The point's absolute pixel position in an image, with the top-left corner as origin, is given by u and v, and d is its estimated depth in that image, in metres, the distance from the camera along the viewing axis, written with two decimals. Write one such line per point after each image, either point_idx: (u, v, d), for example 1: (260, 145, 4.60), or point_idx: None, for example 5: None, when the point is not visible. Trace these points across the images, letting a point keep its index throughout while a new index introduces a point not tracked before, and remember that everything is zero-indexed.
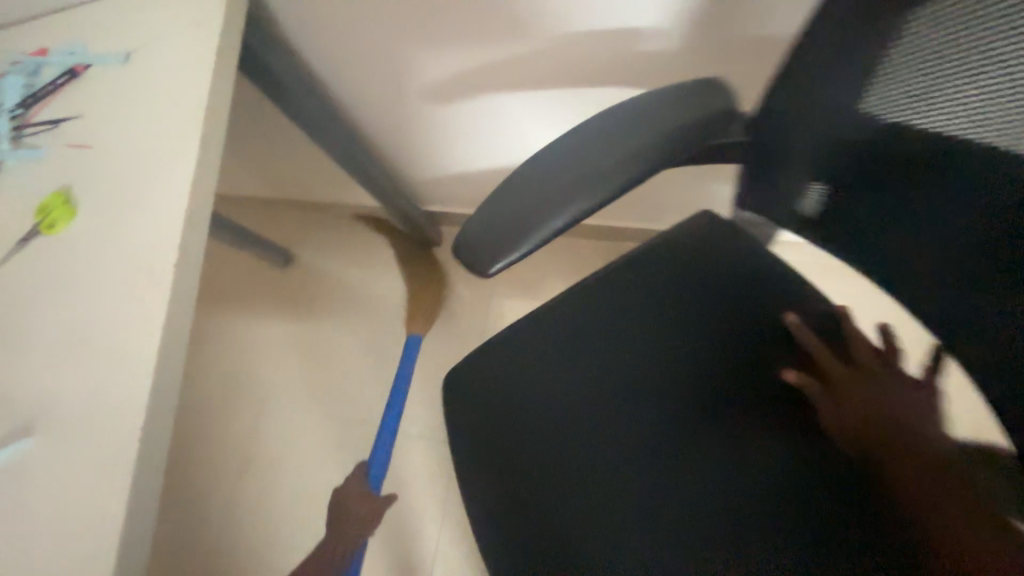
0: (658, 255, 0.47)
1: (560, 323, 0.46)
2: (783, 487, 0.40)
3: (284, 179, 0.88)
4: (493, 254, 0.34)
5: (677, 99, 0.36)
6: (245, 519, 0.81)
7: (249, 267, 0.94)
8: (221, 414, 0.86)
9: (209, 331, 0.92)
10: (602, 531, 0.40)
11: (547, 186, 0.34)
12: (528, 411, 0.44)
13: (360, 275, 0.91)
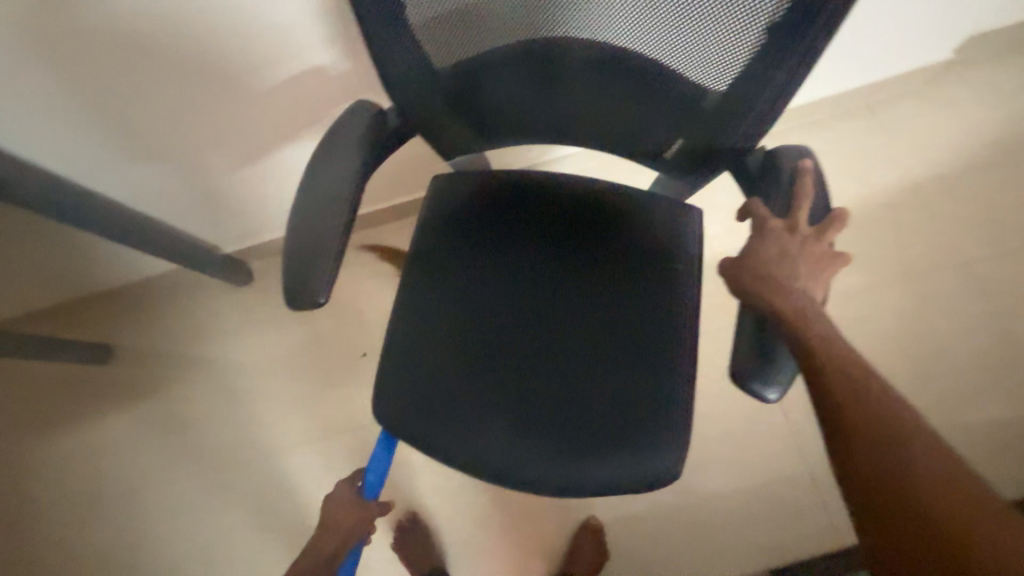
0: (463, 261, 0.69)
1: (450, 359, 0.66)
2: (636, 353, 0.65)
3: (79, 283, 1.20)
4: (315, 286, 0.54)
5: (346, 128, 0.61)
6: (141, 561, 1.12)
7: (75, 371, 1.24)
8: (102, 491, 1.16)
9: (75, 424, 1.20)
10: (598, 436, 0.62)
11: (321, 218, 0.55)
12: (491, 424, 0.64)
13: (181, 342, 1.24)
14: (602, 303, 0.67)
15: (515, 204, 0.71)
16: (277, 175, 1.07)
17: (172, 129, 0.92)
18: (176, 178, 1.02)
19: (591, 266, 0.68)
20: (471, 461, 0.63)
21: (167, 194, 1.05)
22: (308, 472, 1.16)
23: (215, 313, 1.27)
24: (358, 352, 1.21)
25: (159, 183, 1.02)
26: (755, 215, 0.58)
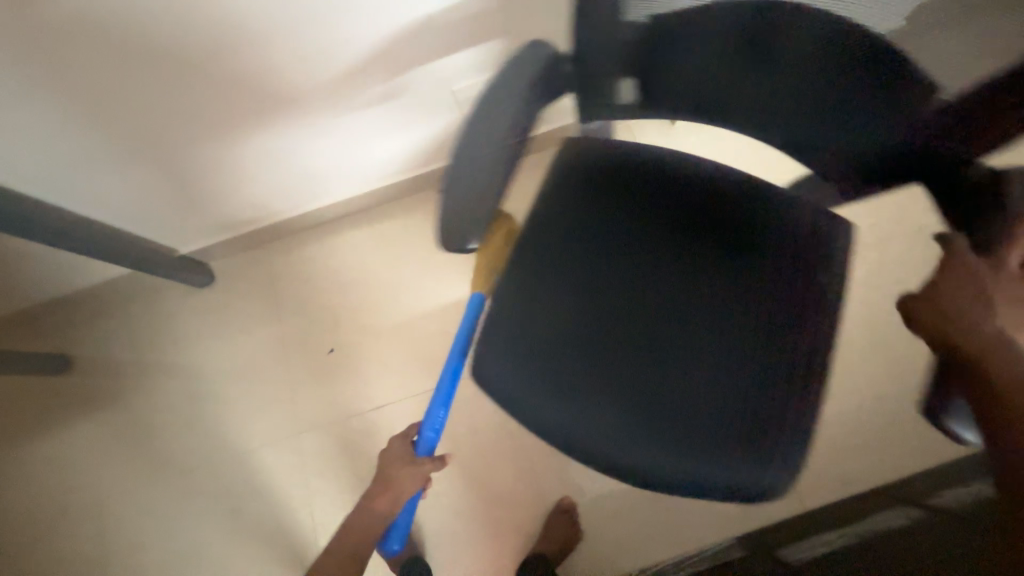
0: (605, 249, 0.70)
1: (583, 338, 0.67)
2: (769, 357, 0.65)
3: (27, 292, 1.12)
4: (467, 237, 0.55)
5: (513, 72, 0.60)
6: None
7: (31, 386, 1.18)
8: (62, 509, 1.11)
9: (34, 440, 1.15)
10: (719, 440, 0.63)
11: (479, 170, 0.56)
12: (613, 411, 0.64)
13: (142, 348, 1.18)
14: (744, 303, 0.67)
15: (658, 197, 0.71)
16: (251, 168, 1.03)
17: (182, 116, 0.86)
18: (218, 152, 0.96)
19: (737, 263, 0.69)
20: (570, 442, 0.64)
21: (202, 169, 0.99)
22: (277, 473, 1.10)
23: (172, 315, 1.20)
24: (326, 347, 1.16)
25: (135, 174, 0.96)
26: (956, 251, 0.59)
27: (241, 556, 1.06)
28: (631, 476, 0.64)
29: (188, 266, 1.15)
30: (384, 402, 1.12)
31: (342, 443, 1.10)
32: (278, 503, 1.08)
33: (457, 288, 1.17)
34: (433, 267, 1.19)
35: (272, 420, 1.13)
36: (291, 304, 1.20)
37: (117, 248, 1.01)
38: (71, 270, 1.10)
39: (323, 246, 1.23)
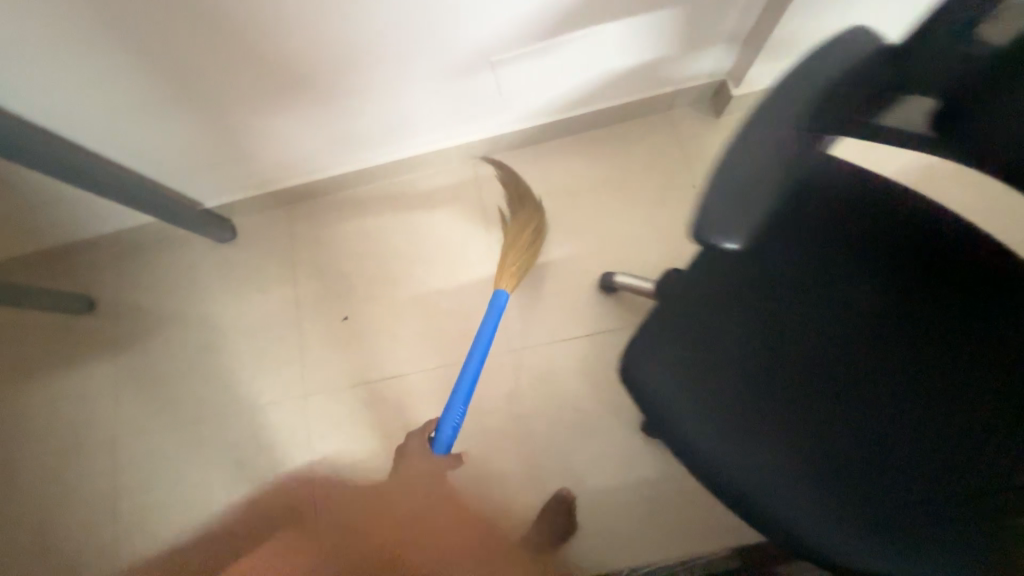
0: (823, 286, 0.63)
1: (768, 361, 0.61)
2: (978, 461, 0.55)
3: (57, 233, 1.14)
4: (730, 233, 0.47)
5: (820, 61, 0.55)
6: (108, 518, 1.10)
7: (56, 324, 1.21)
8: (77, 445, 1.15)
9: (55, 377, 1.19)
10: (895, 535, 0.53)
11: (760, 163, 0.50)
12: (776, 451, 0.57)
13: (163, 297, 1.20)
14: (975, 387, 0.58)
15: (900, 240, 0.63)
16: (301, 125, 1.01)
17: (277, 55, 0.83)
18: (316, 95, 0.94)
19: (978, 341, 0.59)
20: (725, 481, 0.57)
21: (286, 111, 0.97)
22: (282, 432, 1.12)
23: (193, 269, 1.21)
24: (341, 315, 1.17)
25: (198, 117, 0.94)
26: None
27: (241, 508, 1.09)
28: (786, 544, 0.55)
29: (211, 221, 1.16)
30: (391, 375, 1.12)
31: (348, 409, 1.11)
32: (281, 461, 1.10)
33: (475, 268, 1.15)
34: (452, 245, 1.17)
35: (282, 381, 1.14)
36: (309, 268, 1.20)
37: (146, 197, 1.01)
38: (99, 216, 1.12)
39: (345, 213, 1.22)
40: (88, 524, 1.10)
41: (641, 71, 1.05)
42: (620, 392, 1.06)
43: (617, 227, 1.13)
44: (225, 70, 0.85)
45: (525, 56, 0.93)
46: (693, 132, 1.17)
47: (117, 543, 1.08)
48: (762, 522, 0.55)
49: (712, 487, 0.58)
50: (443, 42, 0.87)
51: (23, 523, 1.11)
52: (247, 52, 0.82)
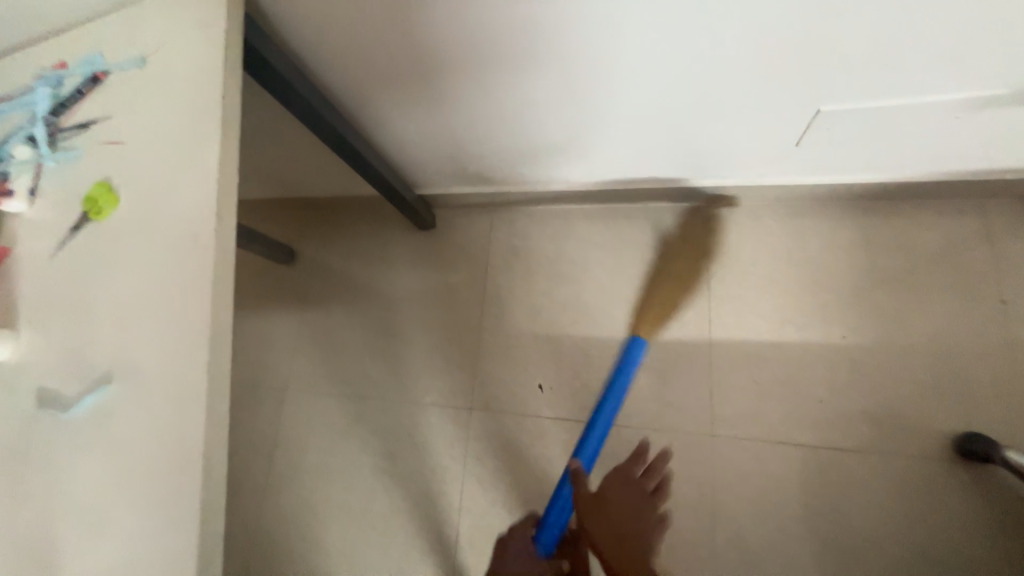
0: None
1: None
2: None
3: (284, 187, 1.20)
4: None
5: None
6: (265, 461, 1.16)
7: (259, 266, 1.30)
8: (252, 384, 1.22)
9: (248, 314, 1.27)
10: None
11: None
12: None
13: (357, 267, 1.24)
14: None
15: None
16: (562, 141, 0.92)
17: (599, 77, 0.73)
18: (611, 118, 0.83)
19: None
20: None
21: (568, 129, 0.88)
22: (440, 437, 1.09)
23: (388, 246, 1.23)
24: (522, 333, 1.10)
25: (474, 123, 0.89)
26: None
27: (385, 502, 1.07)
28: None
29: (421, 208, 1.15)
30: (564, 415, 1.03)
31: (510, 434, 1.05)
32: (432, 466, 1.07)
33: (682, 324, 1.01)
34: (661, 292, 1.05)
35: (449, 383, 1.11)
36: (501, 276, 1.15)
37: (384, 181, 1.01)
38: (329, 181, 1.15)
39: (549, 228, 1.15)
40: (246, 462, 1.16)
41: (992, 152, 0.81)
42: (839, 526, 0.87)
43: (874, 325, 0.93)
44: (542, 87, 0.77)
45: (957, 111, 0.71)
46: (1011, 233, 0.92)
47: (269, 488, 1.14)
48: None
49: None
50: (803, 85, 0.70)
51: None
52: (569, 70, 0.72)
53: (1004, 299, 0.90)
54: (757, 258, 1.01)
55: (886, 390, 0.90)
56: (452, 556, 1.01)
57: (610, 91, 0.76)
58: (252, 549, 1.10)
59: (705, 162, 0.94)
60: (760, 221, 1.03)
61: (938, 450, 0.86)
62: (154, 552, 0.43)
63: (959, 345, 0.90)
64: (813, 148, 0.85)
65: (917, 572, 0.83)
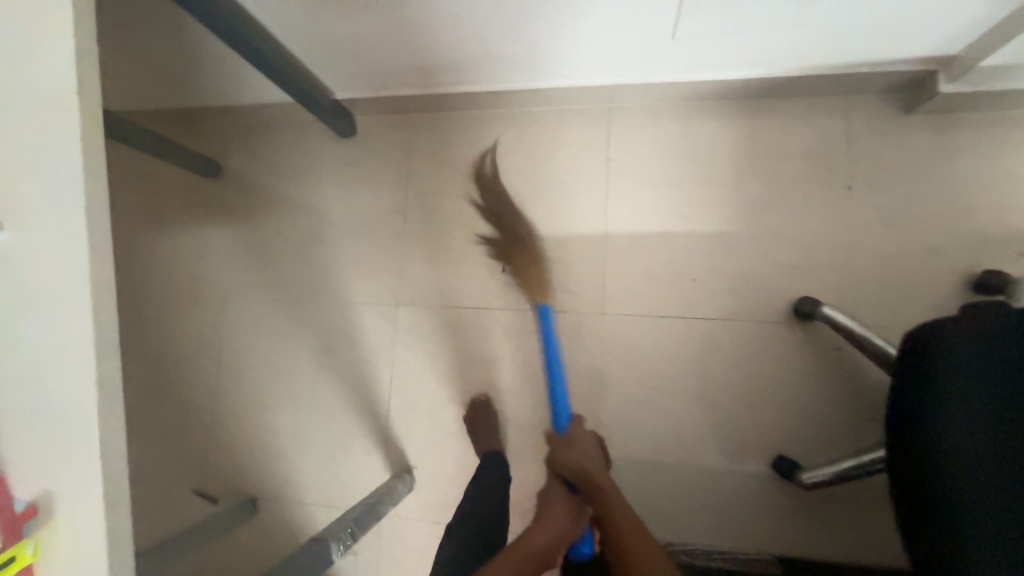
0: None
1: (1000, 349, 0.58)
2: None
3: (196, 97, 1.19)
4: None
5: None
6: (212, 363, 1.26)
7: (185, 182, 1.31)
8: (191, 294, 1.29)
9: (178, 230, 1.30)
10: (959, 481, 0.56)
11: None
12: (953, 383, 0.58)
13: (282, 179, 1.27)
14: None
15: None
16: (459, 36, 0.92)
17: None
18: (500, 12, 0.85)
19: None
20: (923, 419, 0.59)
21: (462, 24, 0.89)
22: (372, 331, 1.20)
23: (312, 157, 1.26)
24: (442, 235, 1.19)
25: (367, 19, 0.88)
26: None
27: (326, 388, 1.20)
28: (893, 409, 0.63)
29: (339, 115, 1.17)
30: (480, 305, 1.16)
31: (433, 325, 1.17)
32: (365, 357, 1.20)
33: (584, 220, 1.12)
34: (566, 192, 1.14)
35: (378, 284, 1.21)
36: (422, 183, 1.21)
37: (291, 83, 1.01)
38: (240, 86, 1.14)
39: (466, 134, 1.19)
40: (194, 365, 1.26)
41: (845, 44, 0.88)
42: (701, 381, 1.05)
43: (745, 214, 1.06)
44: None
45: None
46: (870, 126, 1.03)
47: (218, 386, 1.25)
48: (917, 474, 0.59)
49: (901, 394, 0.62)
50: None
51: (141, 351, 1.28)
52: None
53: (853, 186, 1.02)
54: (652, 156, 1.10)
55: (749, 269, 1.05)
56: (386, 428, 1.17)
57: None
58: (209, 437, 1.23)
59: (599, 58, 0.98)
60: (656, 122, 1.11)
61: (784, 315, 1.03)
62: (58, 377, 0.51)
63: (813, 228, 1.03)
64: (690, 43, 0.90)
65: (756, 410, 1.02)
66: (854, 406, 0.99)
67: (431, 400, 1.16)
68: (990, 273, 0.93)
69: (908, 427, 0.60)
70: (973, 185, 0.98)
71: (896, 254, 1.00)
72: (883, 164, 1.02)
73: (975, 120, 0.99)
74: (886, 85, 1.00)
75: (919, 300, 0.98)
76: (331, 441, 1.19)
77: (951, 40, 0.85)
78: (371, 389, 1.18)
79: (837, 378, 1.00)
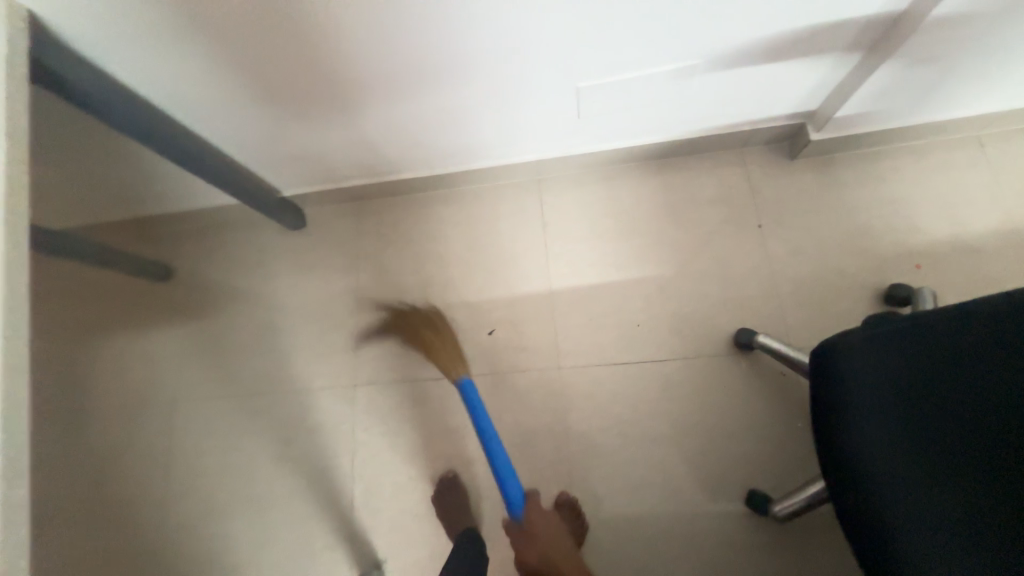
0: (959, 328, 0.61)
1: (892, 355, 0.62)
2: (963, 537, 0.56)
3: (145, 207, 1.23)
4: None
5: None
6: (158, 476, 1.17)
7: (133, 288, 1.31)
8: (136, 403, 1.23)
9: (124, 337, 1.27)
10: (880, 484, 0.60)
11: None
12: (859, 392, 0.62)
13: (234, 276, 1.29)
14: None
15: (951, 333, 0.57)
16: (392, 134, 1.02)
17: (397, 75, 0.84)
18: (424, 111, 0.95)
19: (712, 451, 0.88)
20: (842, 444, 0.63)
21: (392, 125, 0.99)
22: (331, 418, 1.17)
23: (263, 251, 1.29)
24: (396, 311, 1.21)
25: (306, 127, 0.97)
26: None
27: (284, 486, 1.13)
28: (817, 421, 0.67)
29: (288, 210, 1.23)
30: (439, 376, 1.16)
31: (393, 403, 1.16)
32: (324, 446, 1.15)
33: (529, 281, 1.18)
34: (510, 258, 1.20)
35: (334, 367, 1.20)
36: (373, 264, 1.25)
37: (238, 187, 1.07)
38: (189, 194, 1.19)
39: (412, 214, 1.27)
40: (138, 480, 1.17)
41: (724, 109, 1.03)
42: (663, 424, 1.06)
43: (674, 259, 1.14)
44: (351, 93, 0.87)
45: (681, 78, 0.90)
46: (764, 172, 1.17)
47: (164, 501, 1.15)
48: (848, 494, 0.62)
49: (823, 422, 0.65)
50: (561, 68, 0.85)
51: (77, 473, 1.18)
52: (367, 75, 0.83)
53: (762, 224, 1.14)
54: (583, 217, 1.20)
55: (687, 310, 1.11)
56: (350, 522, 1.10)
57: (413, 89, 0.88)
58: (152, 561, 1.11)
59: (521, 139, 1.09)
60: (582, 187, 1.22)
61: (727, 348, 1.08)
62: None
63: (736, 265, 1.12)
64: (596, 121, 1.03)
65: (720, 446, 1.03)
66: (809, 429, 1.02)
67: (396, 483, 1.11)
68: (894, 287, 1.02)
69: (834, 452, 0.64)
70: (861, 213, 1.11)
71: (813, 280, 1.09)
72: (783, 203, 1.14)
73: (849, 160, 1.15)
74: (770, 138, 1.15)
75: (843, 319, 1.06)
76: (291, 546, 1.10)
77: (807, 99, 1.01)
78: (333, 480, 1.12)
79: (788, 403, 1.04)
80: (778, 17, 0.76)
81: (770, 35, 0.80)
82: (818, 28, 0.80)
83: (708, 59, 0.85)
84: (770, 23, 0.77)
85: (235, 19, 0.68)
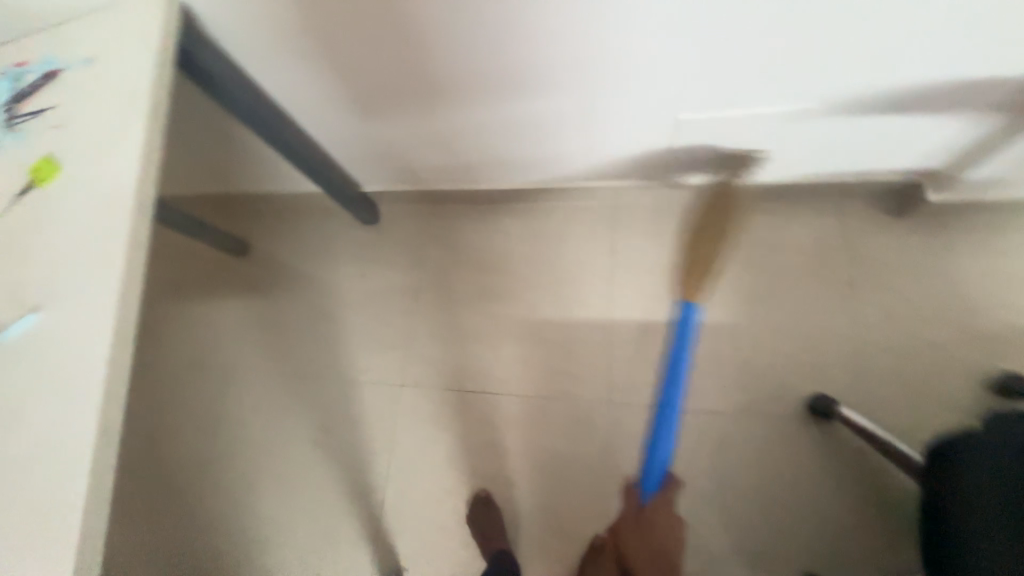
0: None
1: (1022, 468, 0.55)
2: None
3: (235, 185, 1.30)
4: None
5: None
6: (207, 440, 1.22)
7: (211, 258, 1.39)
8: (198, 367, 1.29)
9: (197, 303, 1.35)
10: None
11: None
12: (971, 503, 0.56)
13: (303, 260, 1.34)
14: None
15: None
16: (477, 143, 1.03)
17: (499, 86, 0.84)
18: (515, 123, 0.95)
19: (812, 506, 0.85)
20: (947, 546, 0.57)
21: (479, 134, 1.00)
22: (374, 413, 1.18)
23: (333, 240, 1.34)
24: (451, 317, 1.21)
25: (397, 128, 0.99)
26: None
27: (321, 473, 1.15)
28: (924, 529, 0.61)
29: (363, 204, 1.26)
30: (484, 390, 1.14)
31: (436, 409, 1.15)
32: (364, 440, 1.16)
33: (590, 308, 1.14)
34: (573, 280, 1.17)
35: (384, 363, 1.21)
36: (435, 267, 1.26)
37: (324, 177, 1.11)
38: (276, 178, 1.25)
39: (480, 224, 1.27)
40: (188, 441, 1.23)
41: (830, 157, 0.96)
42: (716, 481, 0.98)
43: (750, 307, 1.07)
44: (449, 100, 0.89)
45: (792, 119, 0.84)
46: (863, 227, 1.07)
47: (208, 465, 1.20)
48: None
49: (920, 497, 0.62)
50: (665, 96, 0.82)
51: (138, 424, 1.26)
52: (470, 83, 0.84)
53: (854, 283, 1.05)
54: (655, 249, 1.15)
55: (758, 363, 1.03)
56: (378, 520, 1.09)
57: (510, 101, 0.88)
58: (190, 521, 1.16)
59: (605, 163, 1.07)
60: (658, 218, 1.17)
61: (799, 412, 0.99)
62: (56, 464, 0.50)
63: (819, 323, 1.04)
64: (688, 153, 0.99)
65: (778, 518, 0.95)
66: (884, 518, 0.92)
67: (428, 491, 1.10)
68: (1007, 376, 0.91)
69: (925, 531, 0.60)
70: (972, 288, 1.00)
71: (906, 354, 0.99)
72: (880, 264, 1.05)
73: (965, 227, 1.03)
74: (874, 192, 1.06)
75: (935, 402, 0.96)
76: (319, 533, 1.11)
77: (929, 155, 0.92)
78: (367, 475, 1.13)
79: (862, 484, 0.94)
80: (921, 67, 0.70)
81: (907, 84, 0.73)
82: (965, 82, 0.72)
83: (829, 102, 0.79)
84: (911, 72, 0.71)
85: (358, 22, 0.71)
